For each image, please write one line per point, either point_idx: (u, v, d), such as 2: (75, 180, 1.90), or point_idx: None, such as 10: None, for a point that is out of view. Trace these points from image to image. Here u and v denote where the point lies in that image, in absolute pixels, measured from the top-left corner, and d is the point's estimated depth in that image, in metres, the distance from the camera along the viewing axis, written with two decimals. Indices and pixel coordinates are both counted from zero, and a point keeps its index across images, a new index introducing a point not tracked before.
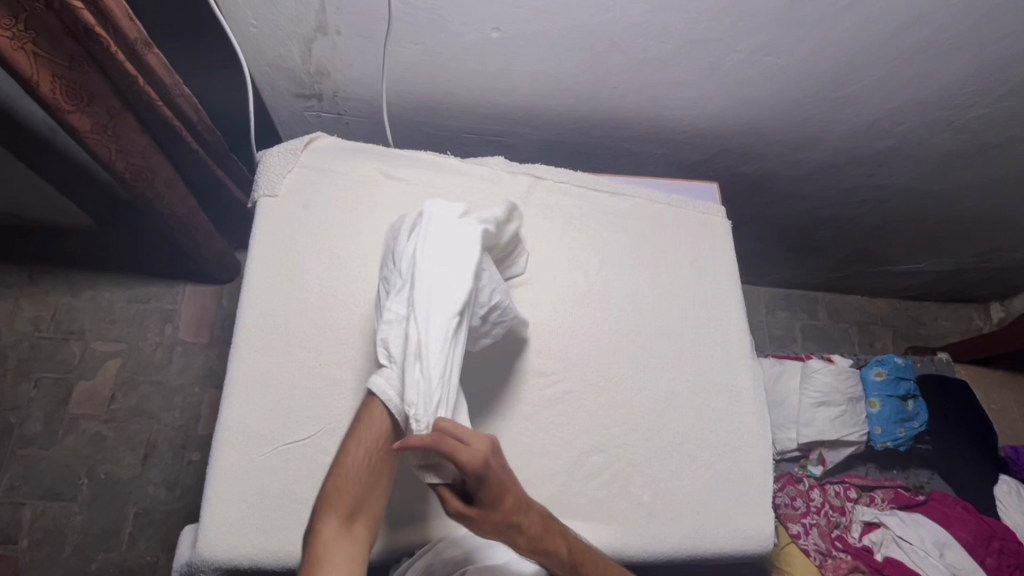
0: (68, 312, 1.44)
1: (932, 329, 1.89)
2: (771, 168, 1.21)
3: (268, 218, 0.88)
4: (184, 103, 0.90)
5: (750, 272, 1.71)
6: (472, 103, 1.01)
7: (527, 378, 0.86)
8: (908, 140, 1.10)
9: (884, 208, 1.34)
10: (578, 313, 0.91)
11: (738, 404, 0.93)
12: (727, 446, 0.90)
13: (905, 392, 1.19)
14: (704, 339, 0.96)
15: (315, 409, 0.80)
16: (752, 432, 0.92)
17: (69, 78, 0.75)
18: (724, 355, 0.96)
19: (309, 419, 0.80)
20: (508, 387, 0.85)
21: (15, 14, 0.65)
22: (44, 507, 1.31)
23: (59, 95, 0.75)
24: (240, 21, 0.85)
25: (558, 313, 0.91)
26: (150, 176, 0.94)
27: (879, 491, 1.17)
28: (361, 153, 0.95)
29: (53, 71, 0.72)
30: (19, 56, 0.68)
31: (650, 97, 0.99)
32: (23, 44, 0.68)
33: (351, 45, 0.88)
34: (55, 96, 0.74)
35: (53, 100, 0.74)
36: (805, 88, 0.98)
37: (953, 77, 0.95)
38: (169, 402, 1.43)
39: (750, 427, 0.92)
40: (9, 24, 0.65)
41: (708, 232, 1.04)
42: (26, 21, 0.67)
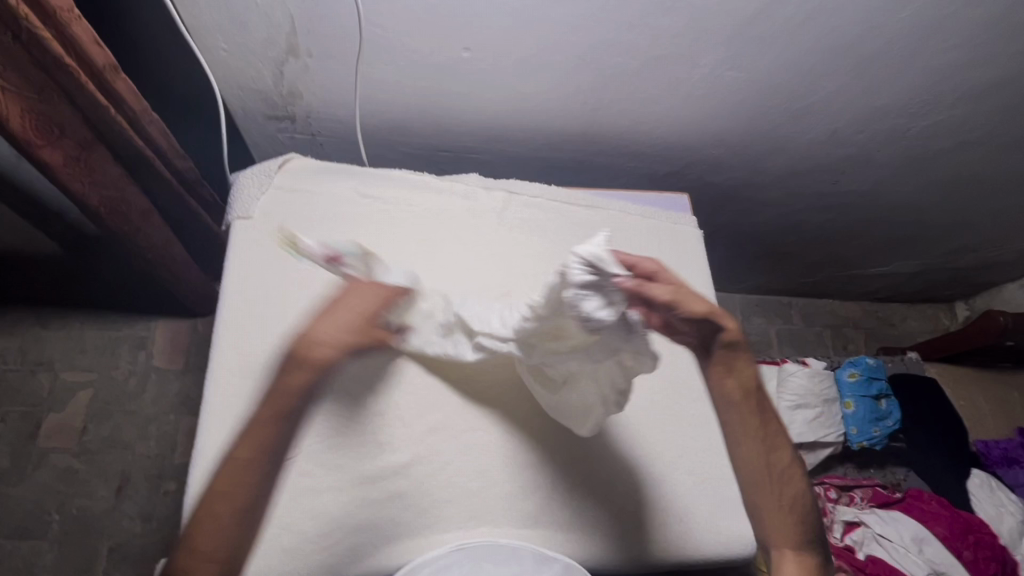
0: (36, 342, 1.41)
1: (901, 329, 1.94)
2: (740, 178, 1.24)
3: (242, 241, 0.88)
4: (154, 129, 0.91)
5: (725, 279, 1.75)
6: (446, 121, 1.02)
7: (511, 392, 0.87)
8: (868, 148, 1.15)
9: (850, 213, 1.39)
10: None
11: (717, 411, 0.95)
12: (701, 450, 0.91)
13: (877, 391, 1.22)
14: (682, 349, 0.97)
15: None
16: None
17: (38, 110, 0.75)
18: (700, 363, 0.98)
19: None
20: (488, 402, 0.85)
21: None
22: (12, 546, 1.27)
23: (30, 130, 0.75)
24: (211, 46, 0.86)
25: None
26: (124, 210, 0.95)
27: (858, 491, 1.20)
28: (336, 174, 0.96)
29: (23, 105, 0.73)
30: None
31: (621, 111, 1.02)
32: None
33: (323, 67, 0.89)
34: (26, 130, 0.74)
35: (24, 134, 0.74)
36: (766, 101, 1.02)
37: (906, 85, 0.99)
38: (143, 432, 1.40)
39: None
40: None
41: (680, 240, 1.06)
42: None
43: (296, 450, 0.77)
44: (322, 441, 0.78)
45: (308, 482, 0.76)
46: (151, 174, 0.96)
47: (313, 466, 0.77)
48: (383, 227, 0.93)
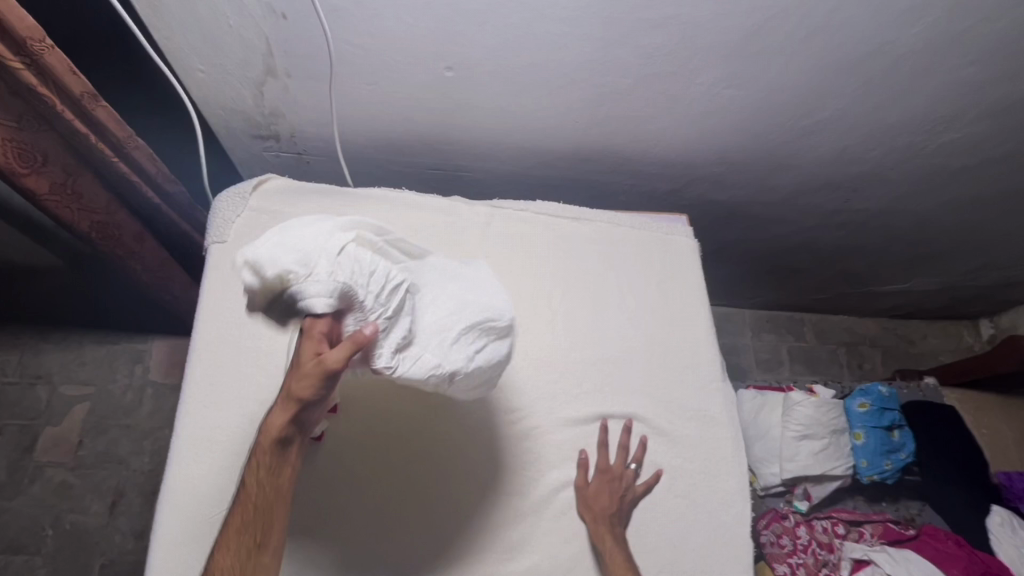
0: (35, 355, 1.41)
1: (922, 348, 1.86)
2: (745, 195, 1.19)
3: (219, 266, 0.86)
4: (140, 155, 0.89)
5: (733, 295, 1.69)
6: (434, 140, 0.99)
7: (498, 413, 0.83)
8: (880, 165, 1.08)
9: (864, 231, 1.32)
10: (539, 342, 0.89)
11: (712, 435, 0.90)
12: (692, 484, 0.86)
13: (889, 422, 1.15)
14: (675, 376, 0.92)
15: None
16: (727, 461, 0.88)
17: (20, 139, 0.76)
18: (694, 380, 0.93)
19: None
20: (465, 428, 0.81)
21: None
22: (8, 560, 1.28)
23: (12, 159, 0.76)
24: (187, 67, 0.83)
25: (523, 346, 0.88)
26: (116, 234, 0.96)
27: (868, 526, 1.13)
28: (314, 194, 0.93)
29: (3, 134, 0.73)
30: None
31: (616, 130, 0.97)
32: None
33: (302, 86, 0.86)
34: (8, 160, 0.75)
35: (7, 165, 0.75)
36: (769, 118, 0.96)
37: (920, 103, 0.93)
38: (138, 446, 1.39)
39: (726, 455, 0.89)
40: None
41: (675, 255, 1.01)
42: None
43: None
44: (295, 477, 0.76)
45: None
46: (141, 201, 0.95)
47: None
48: None
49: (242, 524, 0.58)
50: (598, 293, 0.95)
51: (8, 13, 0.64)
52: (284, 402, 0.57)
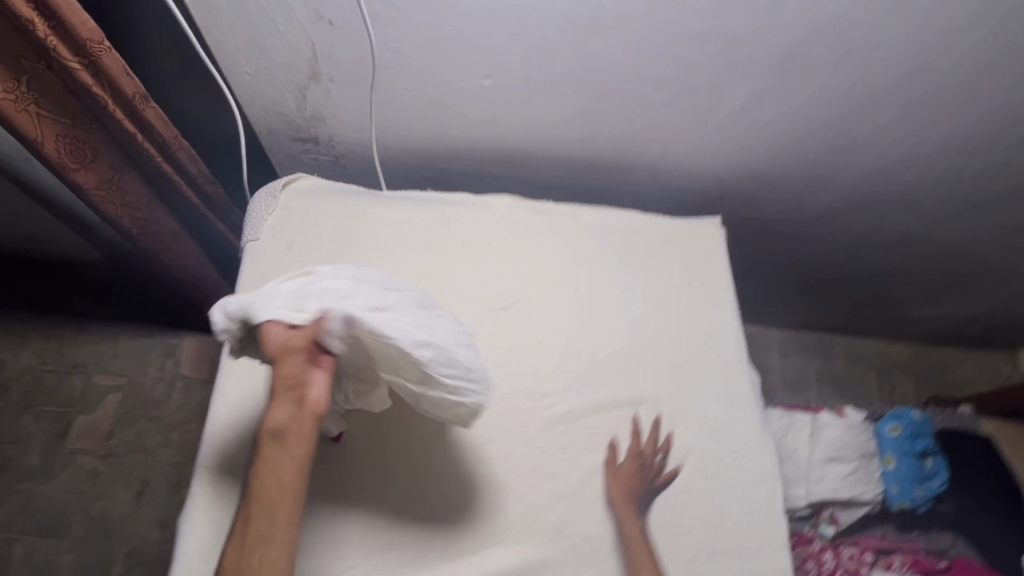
0: (73, 345, 1.47)
1: (956, 376, 1.80)
2: (776, 213, 1.18)
3: (255, 260, 0.88)
4: (184, 155, 0.93)
5: (760, 314, 1.67)
6: (467, 147, 1.00)
7: (525, 402, 0.84)
8: (919, 185, 1.06)
9: (899, 252, 1.30)
10: (566, 335, 0.90)
11: (744, 441, 0.87)
12: (717, 485, 0.84)
13: (922, 448, 1.12)
14: (705, 380, 0.91)
15: None
16: (761, 469, 0.86)
17: (72, 135, 0.80)
18: (726, 378, 0.91)
19: None
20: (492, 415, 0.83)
21: (18, 76, 0.70)
22: (37, 543, 1.31)
23: (63, 154, 0.79)
24: (235, 70, 0.86)
25: (551, 337, 0.89)
26: (155, 230, 0.99)
27: (898, 556, 1.10)
28: (346, 194, 0.95)
29: (57, 130, 0.77)
30: (23, 117, 0.73)
31: (648, 142, 0.98)
32: (27, 104, 0.73)
33: (343, 91, 0.89)
34: (60, 155, 0.79)
35: (58, 159, 0.79)
36: (804, 135, 0.96)
37: (961, 123, 0.91)
38: (166, 438, 1.43)
39: (761, 463, 0.86)
40: (13, 86, 0.70)
41: (707, 262, 0.99)
42: (29, 83, 0.72)
43: None
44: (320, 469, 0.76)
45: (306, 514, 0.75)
46: (180, 198, 0.98)
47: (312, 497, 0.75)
48: (389, 246, 0.92)
49: (250, 518, 0.59)
50: (628, 290, 0.95)
51: (71, 15, 0.68)
52: (275, 391, 0.62)
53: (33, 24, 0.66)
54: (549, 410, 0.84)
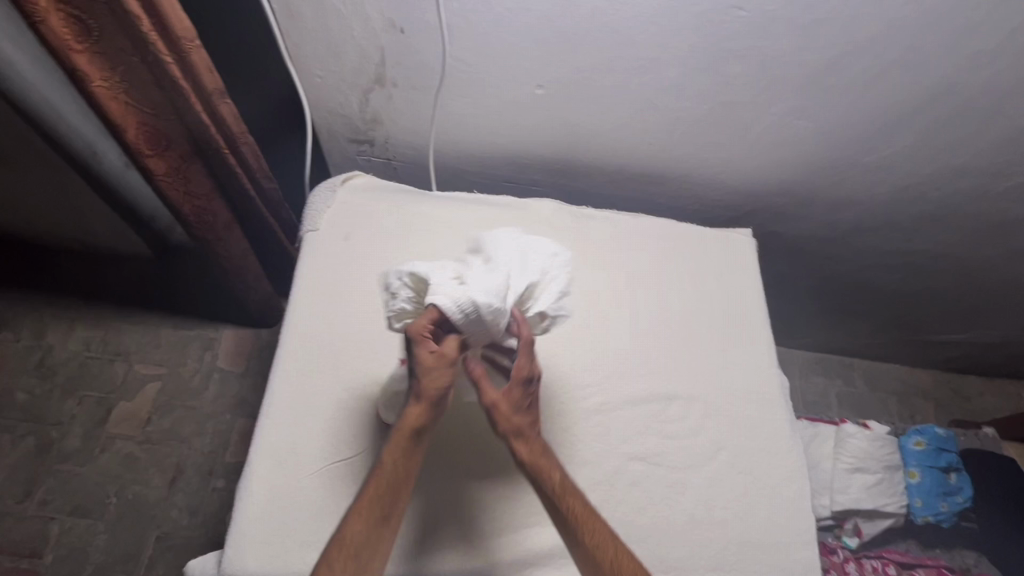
0: (116, 335, 1.50)
1: (977, 405, 1.80)
2: (804, 229, 1.22)
3: (314, 249, 0.94)
4: (248, 152, 0.99)
5: (783, 333, 1.69)
6: (513, 153, 1.07)
7: (564, 391, 0.88)
8: (945, 206, 1.11)
9: (923, 274, 1.33)
10: (603, 332, 0.94)
11: (772, 442, 0.90)
12: (750, 479, 0.87)
13: (946, 464, 1.14)
14: (736, 382, 0.94)
15: (345, 433, 0.82)
16: (787, 470, 0.89)
17: (152, 125, 0.88)
18: (757, 382, 0.95)
19: (339, 444, 0.81)
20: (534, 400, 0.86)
21: (114, 67, 0.80)
22: (71, 523, 1.32)
23: (141, 140, 0.87)
24: (307, 73, 0.93)
25: (588, 332, 0.94)
26: (211, 219, 1.04)
27: (920, 570, 1.11)
28: (398, 192, 1.02)
29: (138, 118, 0.86)
30: (114, 104, 0.82)
31: (685, 154, 1.03)
32: (118, 93, 0.82)
33: (405, 96, 0.96)
34: (137, 140, 0.87)
35: (135, 144, 0.87)
36: (836, 151, 1.01)
37: (986, 146, 0.96)
38: (200, 427, 1.44)
39: (787, 464, 0.89)
40: (109, 75, 0.79)
41: (739, 271, 1.04)
42: (123, 73, 0.81)
43: (346, 454, 0.80)
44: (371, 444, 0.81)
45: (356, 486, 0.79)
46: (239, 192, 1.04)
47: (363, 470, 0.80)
48: (438, 241, 0.98)
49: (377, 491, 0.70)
50: (661, 293, 1.00)
51: (170, 13, 0.75)
52: (421, 396, 0.74)
53: (138, 18, 0.73)
54: (588, 401, 0.88)
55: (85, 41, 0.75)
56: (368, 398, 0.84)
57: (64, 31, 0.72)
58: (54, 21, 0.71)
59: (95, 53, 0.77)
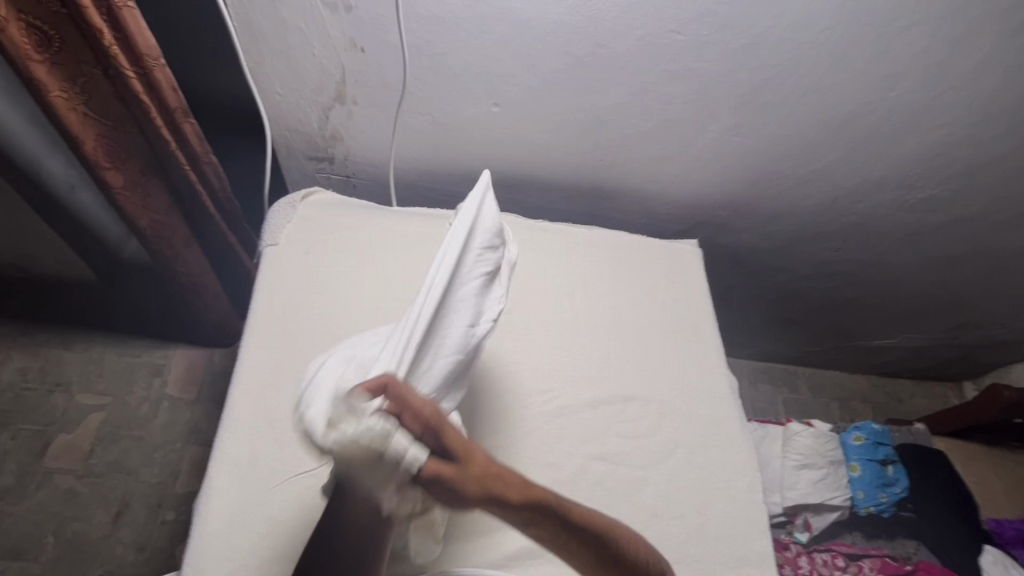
0: (58, 364, 1.42)
1: (909, 406, 1.92)
2: (745, 241, 1.30)
3: (273, 261, 0.95)
4: (209, 169, 1.01)
5: (732, 344, 1.77)
6: (470, 170, 1.11)
7: (527, 396, 0.90)
8: (867, 217, 1.21)
9: (852, 282, 1.44)
10: (562, 337, 0.98)
11: (725, 437, 0.95)
12: (706, 473, 0.91)
13: (883, 456, 1.21)
14: (689, 380, 0.99)
15: None
16: (739, 463, 0.93)
17: (110, 137, 0.87)
18: (707, 380, 1.00)
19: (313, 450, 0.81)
20: (497, 404, 0.88)
21: (73, 78, 0.79)
22: (4, 567, 1.23)
23: (99, 153, 0.86)
24: (267, 90, 0.95)
25: (547, 338, 0.97)
26: (169, 235, 1.02)
27: (866, 560, 1.16)
28: (356, 207, 1.04)
29: (98, 130, 0.84)
30: (72, 115, 0.80)
31: (634, 170, 1.10)
32: (75, 105, 0.80)
33: (364, 114, 0.99)
34: (95, 153, 0.85)
35: (94, 157, 0.85)
36: (772, 166, 1.09)
37: (899, 159, 1.06)
38: (148, 457, 1.37)
39: (739, 457, 0.94)
40: (67, 86, 0.78)
41: (687, 277, 1.11)
42: (82, 84, 0.80)
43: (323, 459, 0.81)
44: None
45: None
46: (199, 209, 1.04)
47: None
48: (399, 254, 1.00)
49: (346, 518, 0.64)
50: (615, 299, 1.04)
51: (135, 31, 0.77)
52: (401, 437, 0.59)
53: (102, 33, 0.74)
54: (548, 404, 0.90)
55: (43, 51, 0.73)
56: None
57: (23, 40, 0.70)
58: (12, 31, 0.69)
59: (53, 63, 0.75)
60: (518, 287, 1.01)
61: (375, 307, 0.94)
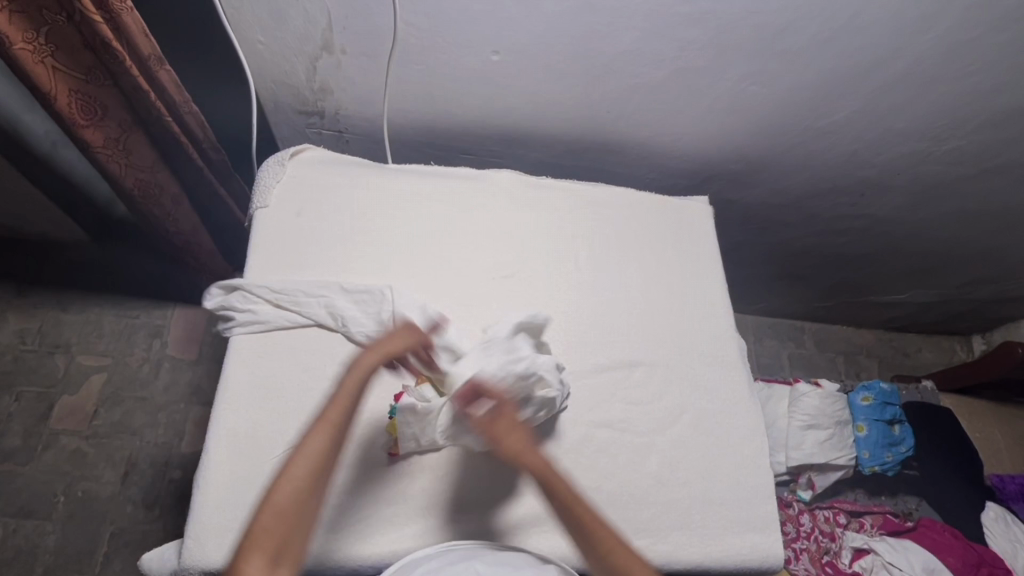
0: (55, 326, 1.40)
1: (916, 360, 1.91)
2: (758, 196, 1.25)
3: (265, 226, 0.91)
4: (191, 119, 0.94)
5: (739, 299, 1.74)
6: (470, 124, 1.04)
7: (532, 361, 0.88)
8: (889, 170, 1.15)
9: (867, 238, 1.39)
10: (568, 297, 0.95)
11: (734, 401, 0.93)
12: (714, 438, 0.90)
13: (890, 416, 1.20)
14: (698, 341, 0.97)
15: (320, 410, 0.80)
16: (747, 427, 0.92)
17: (85, 91, 0.81)
18: (716, 343, 0.97)
19: (314, 420, 0.79)
20: None
21: (38, 28, 0.72)
22: (17, 525, 1.25)
23: (74, 109, 0.81)
24: (248, 39, 0.89)
25: (550, 300, 0.94)
26: (158, 193, 0.99)
27: (868, 517, 1.18)
28: (349, 164, 0.99)
29: (69, 83, 0.79)
30: (40, 69, 0.75)
31: (643, 122, 1.03)
32: (44, 57, 0.74)
33: (355, 64, 0.92)
34: (70, 109, 0.80)
35: (69, 113, 0.81)
36: (790, 116, 1.02)
37: (928, 109, 0.99)
38: (152, 418, 1.37)
39: (747, 422, 0.92)
40: (31, 37, 0.72)
41: (697, 233, 1.06)
42: (48, 34, 0.73)
43: None
44: (347, 418, 0.80)
45: (337, 458, 0.78)
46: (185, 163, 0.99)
47: (345, 443, 0.79)
48: (397, 215, 0.95)
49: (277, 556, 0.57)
50: (621, 258, 1.01)
51: None
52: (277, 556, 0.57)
53: None
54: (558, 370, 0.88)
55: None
56: (336, 374, 0.83)
57: None
58: None
59: (14, 11, 0.69)
60: (521, 246, 0.97)
61: (371, 272, 0.90)
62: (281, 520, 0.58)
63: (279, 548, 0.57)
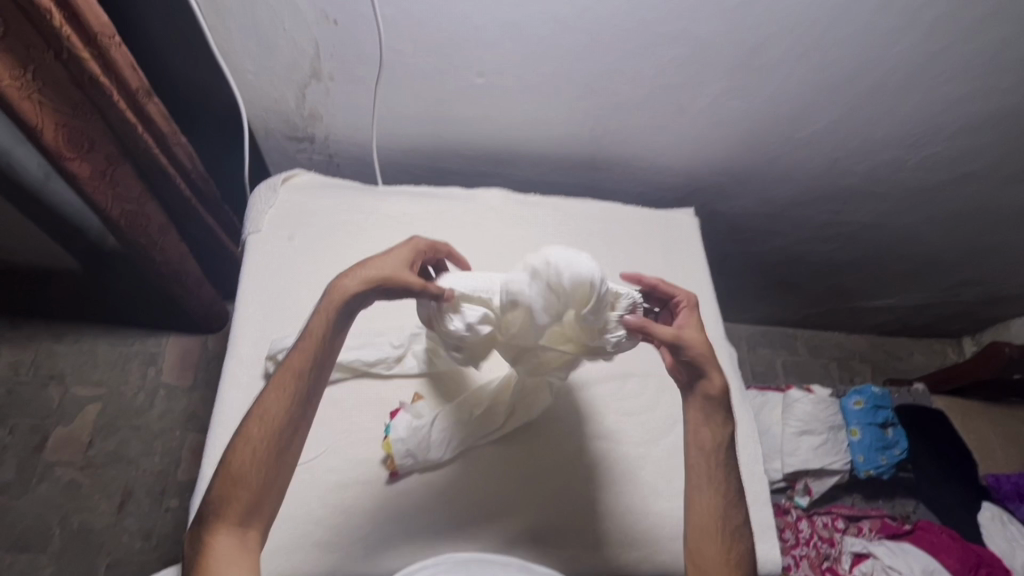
0: (48, 356, 1.40)
1: (908, 363, 1.93)
2: (744, 207, 1.27)
3: (258, 251, 0.92)
4: (180, 151, 0.97)
5: (731, 309, 1.76)
6: (459, 144, 1.06)
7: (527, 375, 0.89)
8: (869, 177, 1.17)
9: (852, 244, 1.41)
10: None
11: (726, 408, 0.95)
12: None
13: (883, 419, 1.21)
14: None
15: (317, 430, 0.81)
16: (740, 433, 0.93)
17: (70, 124, 0.81)
18: None
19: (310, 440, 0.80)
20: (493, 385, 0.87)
21: (24, 65, 0.73)
22: (11, 560, 1.23)
23: (60, 142, 0.80)
24: (238, 68, 0.91)
25: None
26: (145, 224, 0.98)
27: (866, 521, 1.18)
28: (339, 188, 1.00)
29: (55, 117, 0.79)
30: (25, 104, 0.75)
31: (627, 138, 1.06)
32: (30, 93, 0.75)
33: (342, 90, 0.94)
34: (57, 142, 0.80)
35: (57, 147, 0.80)
36: (770, 128, 1.05)
37: (902, 117, 1.02)
38: (148, 446, 1.36)
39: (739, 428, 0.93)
40: (18, 74, 0.72)
41: (683, 243, 1.08)
42: (35, 71, 0.74)
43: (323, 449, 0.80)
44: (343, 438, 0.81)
45: (333, 479, 0.78)
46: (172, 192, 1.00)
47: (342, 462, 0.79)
48: (389, 236, 0.97)
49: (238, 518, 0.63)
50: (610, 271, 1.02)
51: (86, 8, 0.73)
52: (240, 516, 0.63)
53: (49, 13, 0.69)
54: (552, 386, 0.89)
55: None
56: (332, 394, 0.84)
57: None
58: None
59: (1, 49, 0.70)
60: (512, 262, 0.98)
61: None
62: (239, 498, 0.63)
63: (246, 512, 0.63)
